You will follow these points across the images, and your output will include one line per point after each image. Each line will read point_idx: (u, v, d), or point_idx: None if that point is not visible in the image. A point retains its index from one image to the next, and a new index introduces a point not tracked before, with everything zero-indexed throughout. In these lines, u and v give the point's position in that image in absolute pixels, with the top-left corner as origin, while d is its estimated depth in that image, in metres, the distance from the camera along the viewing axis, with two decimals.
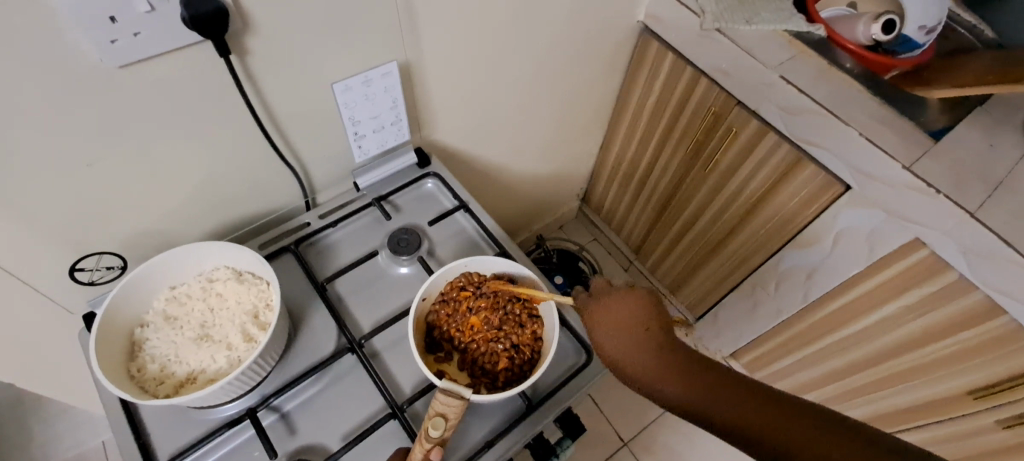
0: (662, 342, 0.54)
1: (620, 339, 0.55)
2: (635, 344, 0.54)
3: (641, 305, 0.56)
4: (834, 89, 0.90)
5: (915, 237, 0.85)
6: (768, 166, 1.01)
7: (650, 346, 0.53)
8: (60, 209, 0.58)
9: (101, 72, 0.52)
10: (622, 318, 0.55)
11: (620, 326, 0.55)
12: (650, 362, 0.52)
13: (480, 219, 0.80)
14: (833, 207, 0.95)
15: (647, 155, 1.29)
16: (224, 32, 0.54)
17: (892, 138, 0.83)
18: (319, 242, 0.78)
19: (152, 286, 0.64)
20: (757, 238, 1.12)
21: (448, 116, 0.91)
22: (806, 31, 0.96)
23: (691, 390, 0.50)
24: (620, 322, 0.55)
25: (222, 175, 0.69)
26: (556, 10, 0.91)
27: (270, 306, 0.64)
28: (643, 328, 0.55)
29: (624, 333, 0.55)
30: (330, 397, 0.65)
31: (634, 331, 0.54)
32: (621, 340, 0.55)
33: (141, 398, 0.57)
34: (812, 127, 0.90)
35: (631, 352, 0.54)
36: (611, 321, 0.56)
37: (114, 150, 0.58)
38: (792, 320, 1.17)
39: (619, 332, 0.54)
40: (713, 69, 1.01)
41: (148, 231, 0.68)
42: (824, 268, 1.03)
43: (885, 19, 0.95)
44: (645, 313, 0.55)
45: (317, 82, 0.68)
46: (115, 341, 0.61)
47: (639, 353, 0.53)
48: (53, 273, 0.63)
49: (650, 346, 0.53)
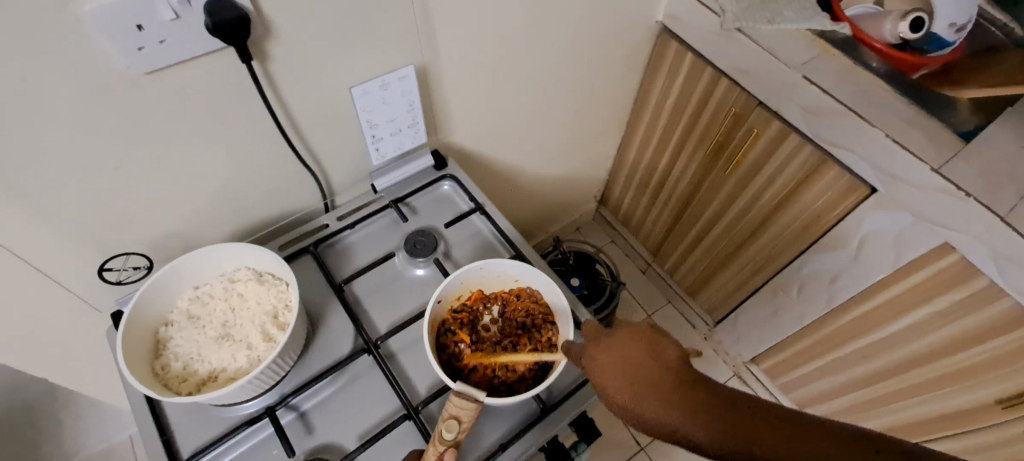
0: (681, 378, 0.42)
1: (634, 386, 0.43)
2: (649, 388, 0.42)
3: (642, 338, 0.46)
4: (859, 89, 0.87)
5: (944, 241, 0.82)
6: (791, 168, 0.99)
7: (669, 386, 0.42)
8: (89, 210, 0.60)
9: (128, 79, 0.53)
10: (628, 357, 0.45)
11: (622, 368, 0.45)
12: (672, 410, 0.41)
13: (496, 222, 0.80)
14: (857, 210, 0.92)
15: (666, 156, 1.28)
16: (245, 38, 0.56)
17: (920, 139, 0.81)
18: (337, 244, 0.79)
19: (176, 286, 0.66)
20: (779, 241, 1.10)
21: (464, 118, 0.92)
22: (830, 30, 0.94)
23: (738, 436, 0.38)
24: (625, 364, 0.45)
25: (243, 178, 0.70)
26: (574, 12, 0.91)
27: (288, 307, 0.65)
28: (652, 364, 0.44)
29: (633, 377, 0.44)
30: (346, 397, 0.66)
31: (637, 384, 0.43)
32: (634, 387, 0.43)
33: (165, 395, 0.59)
34: (836, 128, 0.88)
35: (650, 398, 0.42)
36: (614, 365, 0.45)
37: (141, 153, 0.60)
38: (815, 325, 1.14)
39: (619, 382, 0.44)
40: (734, 70, 0.99)
41: (173, 232, 0.70)
42: (848, 272, 1.00)
43: (913, 17, 0.94)
44: (649, 345, 0.45)
45: (336, 86, 0.69)
46: (141, 339, 0.63)
47: (660, 399, 0.41)
48: (83, 272, 0.65)
49: (670, 387, 0.42)
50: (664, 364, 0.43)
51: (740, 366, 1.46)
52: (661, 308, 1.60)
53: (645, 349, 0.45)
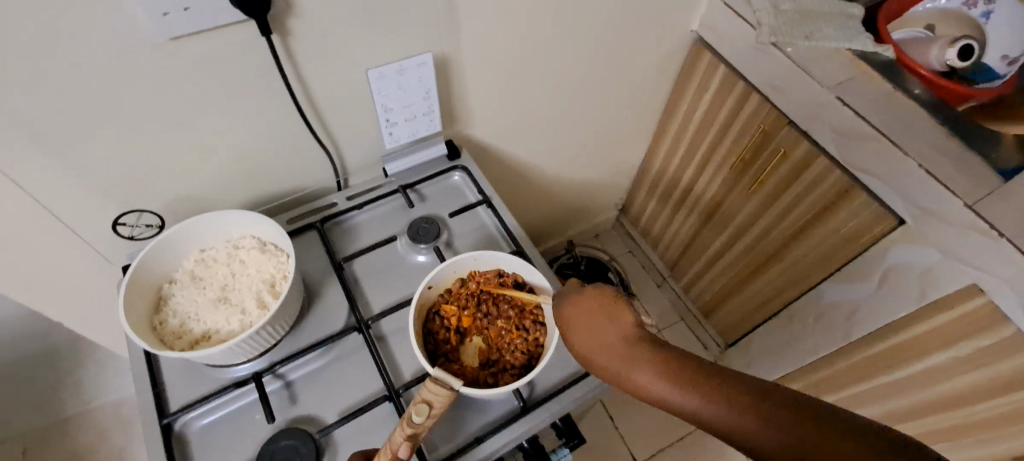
0: (639, 339, 0.47)
1: (597, 342, 0.49)
2: (611, 342, 0.48)
3: (615, 305, 0.51)
4: (896, 114, 0.83)
5: (972, 282, 0.78)
6: (817, 192, 0.95)
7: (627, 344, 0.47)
8: (109, 165, 0.64)
9: (152, 42, 0.56)
10: (595, 319, 0.50)
11: (587, 321, 0.50)
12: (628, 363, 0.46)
13: (501, 216, 0.80)
14: (883, 242, 0.88)
15: (690, 169, 1.25)
16: (266, 12, 0.57)
17: (955, 172, 0.77)
18: (344, 223, 0.81)
19: (183, 247, 0.68)
20: (798, 267, 1.06)
21: (485, 112, 0.92)
22: (871, 51, 0.90)
23: (677, 388, 0.42)
24: (588, 321, 0.50)
25: (258, 149, 0.72)
26: (604, 14, 0.90)
27: (285, 277, 0.67)
28: (617, 327, 0.49)
29: (598, 332, 0.49)
30: (332, 372, 0.67)
31: (602, 332, 0.49)
32: (596, 341, 0.49)
33: (158, 348, 0.61)
34: (866, 153, 0.84)
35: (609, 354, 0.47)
36: (582, 319, 0.51)
37: (160, 115, 0.62)
38: (829, 358, 1.09)
39: (583, 328, 0.50)
40: (766, 85, 0.96)
41: (187, 195, 0.72)
42: (869, 306, 0.96)
43: (961, 45, 0.92)
44: (616, 308, 0.50)
45: (354, 67, 0.70)
46: (145, 294, 0.65)
47: (616, 354, 0.47)
48: (100, 223, 0.69)
49: (627, 344, 0.47)
50: (627, 327, 0.49)
51: None
52: (673, 325, 1.56)
53: (614, 315, 0.50)
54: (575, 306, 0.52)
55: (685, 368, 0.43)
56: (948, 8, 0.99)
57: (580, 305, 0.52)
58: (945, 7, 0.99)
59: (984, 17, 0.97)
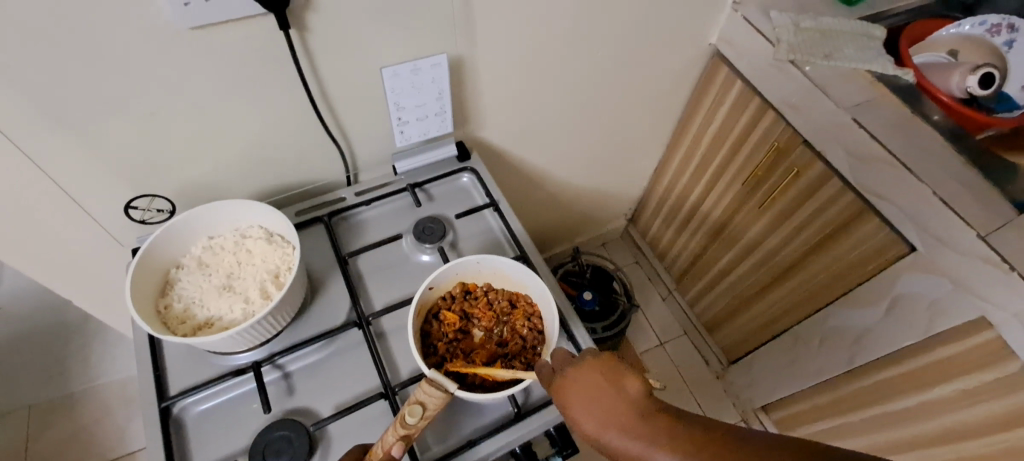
0: (648, 409, 0.47)
1: (598, 410, 0.48)
2: (612, 414, 0.47)
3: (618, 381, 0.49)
4: (913, 140, 0.82)
5: (982, 315, 0.76)
6: (827, 214, 0.94)
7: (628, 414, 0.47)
8: (125, 148, 0.65)
9: (173, 30, 0.57)
10: (599, 387, 0.49)
11: (590, 398, 0.49)
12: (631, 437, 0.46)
13: (507, 220, 0.80)
14: (892, 268, 0.87)
15: (701, 182, 1.24)
16: (285, 6, 0.58)
17: (970, 203, 0.76)
18: (351, 218, 0.81)
19: (192, 233, 0.69)
20: (805, 288, 1.05)
21: (497, 115, 0.93)
22: (891, 74, 0.89)
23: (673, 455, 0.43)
24: (592, 399, 0.49)
25: (271, 140, 0.73)
26: (622, 23, 0.90)
27: (289, 269, 0.68)
28: (619, 396, 0.48)
29: (598, 405, 0.48)
30: (331, 366, 0.68)
31: (603, 397, 0.49)
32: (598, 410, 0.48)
33: (162, 333, 0.62)
34: (880, 177, 0.83)
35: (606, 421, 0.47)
36: (583, 394, 0.50)
37: (177, 102, 0.63)
38: (832, 383, 1.07)
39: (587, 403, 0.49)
40: (782, 103, 0.95)
41: (199, 182, 0.73)
42: (875, 332, 0.94)
43: (983, 73, 0.91)
44: (619, 377, 0.49)
45: (369, 64, 0.71)
46: (152, 278, 0.66)
47: (624, 429, 0.46)
48: (114, 205, 0.70)
49: (636, 419, 0.46)
50: (627, 396, 0.48)
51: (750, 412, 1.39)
52: (676, 338, 1.55)
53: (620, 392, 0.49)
54: (576, 380, 0.51)
55: (681, 428, 0.45)
56: (972, 34, 0.97)
57: (581, 379, 0.51)
58: (969, 33, 0.97)
59: (1006, 46, 0.97)
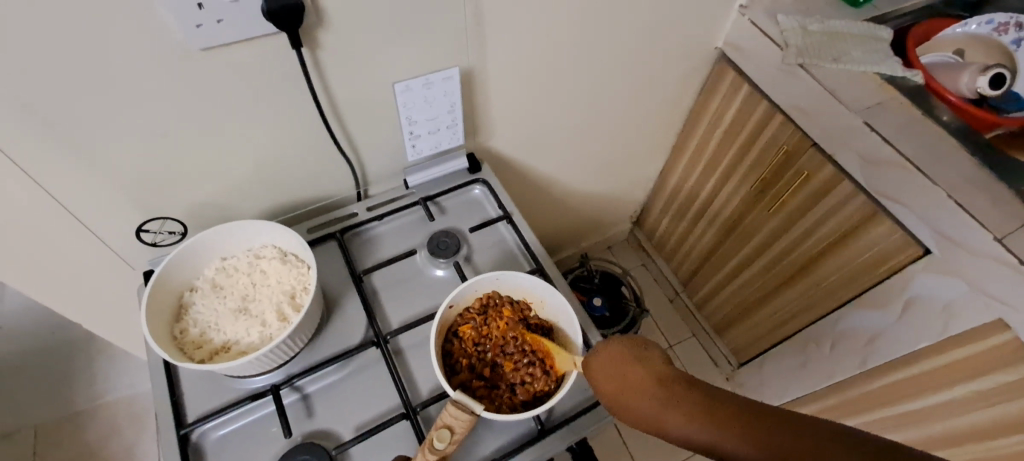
0: (665, 378, 0.43)
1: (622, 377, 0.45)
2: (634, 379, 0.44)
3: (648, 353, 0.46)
4: (925, 142, 0.82)
5: (999, 318, 0.76)
6: (839, 217, 0.94)
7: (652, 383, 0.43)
8: (135, 172, 0.64)
9: (184, 52, 0.56)
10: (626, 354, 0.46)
11: (614, 370, 0.46)
12: (653, 406, 0.42)
13: (521, 232, 0.79)
14: (906, 271, 0.87)
15: (708, 186, 1.23)
16: (297, 25, 0.57)
17: (987, 206, 0.76)
18: (364, 234, 0.80)
19: (205, 255, 0.68)
20: (816, 291, 1.05)
21: (507, 125, 0.92)
22: (901, 76, 0.89)
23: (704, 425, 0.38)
24: (614, 371, 0.46)
25: (282, 158, 0.72)
26: (630, 30, 0.89)
27: (306, 289, 0.67)
28: (641, 370, 0.44)
29: (621, 381, 0.45)
30: (350, 386, 0.67)
31: (631, 375, 0.44)
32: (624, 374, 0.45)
33: (179, 359, 0.62)
34: (892, 180, 0.83)
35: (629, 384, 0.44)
36: (609, 367, 0.47)
37: (188, 124, 0.62)
38: (845, 384, 1.07)
39: (612, 379, 0.46)
40: (791, 106, 0.95)
41: (209, 202, 0.72)
42: (888, 335, 0.94)
43: (994, 73, 0.90)
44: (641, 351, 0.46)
45: (380, 79, 0.70)
46: (166, 302, 0.65)
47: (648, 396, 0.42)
48: (124, 229, 0.69)
49: (659, 388, 0.42)
50: (650, 368, 0.44)
51: None
52: (684, 341, 1.55)
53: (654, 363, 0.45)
54: (603, 356, 0.48)
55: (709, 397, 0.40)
56: (978, 33, 0.97)
57: (608, 354, 0.48)
58: (976, 32, 0.98)
59: (1016, 44, 0.98)
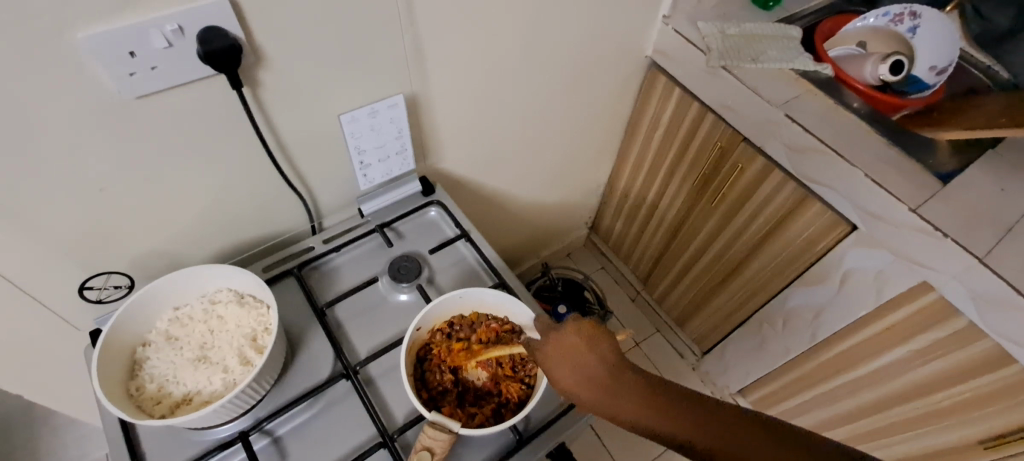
0: (618, 372, 0.43)
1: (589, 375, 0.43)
2: (602, 384, 0.43)
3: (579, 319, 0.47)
4: (840, 127, 0.89)
5: (924, 280, 0.83)
6: (773, 205, 1.00)
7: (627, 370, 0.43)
8: (70, 228, 0.61)
9: (117, 101, 0.55)
10: (574, 348, 0.45)
11: (570, 359, 0.45)
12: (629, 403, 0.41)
13: (481, 249, 0.81)
14: (839, 247, 0.93)
15: (655, 185, 1.28)
16: (236, 66, 0.57)
17: (898, 180, 0.83)
18: (322, 267, 0.80)
19: (157, 306, 0.66)
20: (762, 274, 1.10)
21: (455, 145, 0.94)
22: (813, 70, 0.96)
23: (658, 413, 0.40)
24: (569, 360, 0.45)
25: (228, 199, 0.71)
26: (565, 44, 0.93)
27: (268, 330, 0.66)
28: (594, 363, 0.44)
29: (581, 372, 0.44)
30: (321, 422, 0.66)
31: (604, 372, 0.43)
32: (581, 375, 0.44)
33: (138, 417, 0.59)
34: (815, 165, 0.89)
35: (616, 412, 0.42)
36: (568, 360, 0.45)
37: (127, 174, 0.61)
38: (800, 359, 1.13)
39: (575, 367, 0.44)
40: (719, 104, 1.00)
41: (155, 251, 0.70)
42: (831, 309, 1.01)
43: (892, 61, 0.99)
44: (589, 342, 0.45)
45: (326, 112, 0.70)
46: (118, 360, 0.63)
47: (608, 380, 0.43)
48: (65, 289, 0.66)
49: (617, 383, 0.42)
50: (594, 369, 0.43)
51: (727, 397, 1.45)
52: (649, 337, 1.60)
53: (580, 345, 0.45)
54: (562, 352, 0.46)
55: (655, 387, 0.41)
56: (877, 26, 1.06)
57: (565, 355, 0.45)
58: (874, 25, 1.07)
59: (911, 32, 1.05)
